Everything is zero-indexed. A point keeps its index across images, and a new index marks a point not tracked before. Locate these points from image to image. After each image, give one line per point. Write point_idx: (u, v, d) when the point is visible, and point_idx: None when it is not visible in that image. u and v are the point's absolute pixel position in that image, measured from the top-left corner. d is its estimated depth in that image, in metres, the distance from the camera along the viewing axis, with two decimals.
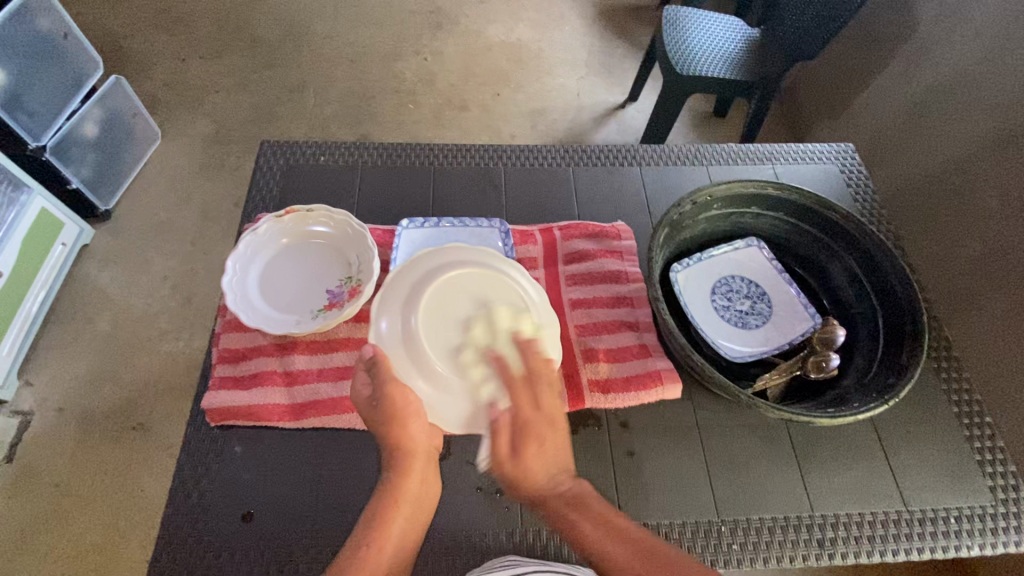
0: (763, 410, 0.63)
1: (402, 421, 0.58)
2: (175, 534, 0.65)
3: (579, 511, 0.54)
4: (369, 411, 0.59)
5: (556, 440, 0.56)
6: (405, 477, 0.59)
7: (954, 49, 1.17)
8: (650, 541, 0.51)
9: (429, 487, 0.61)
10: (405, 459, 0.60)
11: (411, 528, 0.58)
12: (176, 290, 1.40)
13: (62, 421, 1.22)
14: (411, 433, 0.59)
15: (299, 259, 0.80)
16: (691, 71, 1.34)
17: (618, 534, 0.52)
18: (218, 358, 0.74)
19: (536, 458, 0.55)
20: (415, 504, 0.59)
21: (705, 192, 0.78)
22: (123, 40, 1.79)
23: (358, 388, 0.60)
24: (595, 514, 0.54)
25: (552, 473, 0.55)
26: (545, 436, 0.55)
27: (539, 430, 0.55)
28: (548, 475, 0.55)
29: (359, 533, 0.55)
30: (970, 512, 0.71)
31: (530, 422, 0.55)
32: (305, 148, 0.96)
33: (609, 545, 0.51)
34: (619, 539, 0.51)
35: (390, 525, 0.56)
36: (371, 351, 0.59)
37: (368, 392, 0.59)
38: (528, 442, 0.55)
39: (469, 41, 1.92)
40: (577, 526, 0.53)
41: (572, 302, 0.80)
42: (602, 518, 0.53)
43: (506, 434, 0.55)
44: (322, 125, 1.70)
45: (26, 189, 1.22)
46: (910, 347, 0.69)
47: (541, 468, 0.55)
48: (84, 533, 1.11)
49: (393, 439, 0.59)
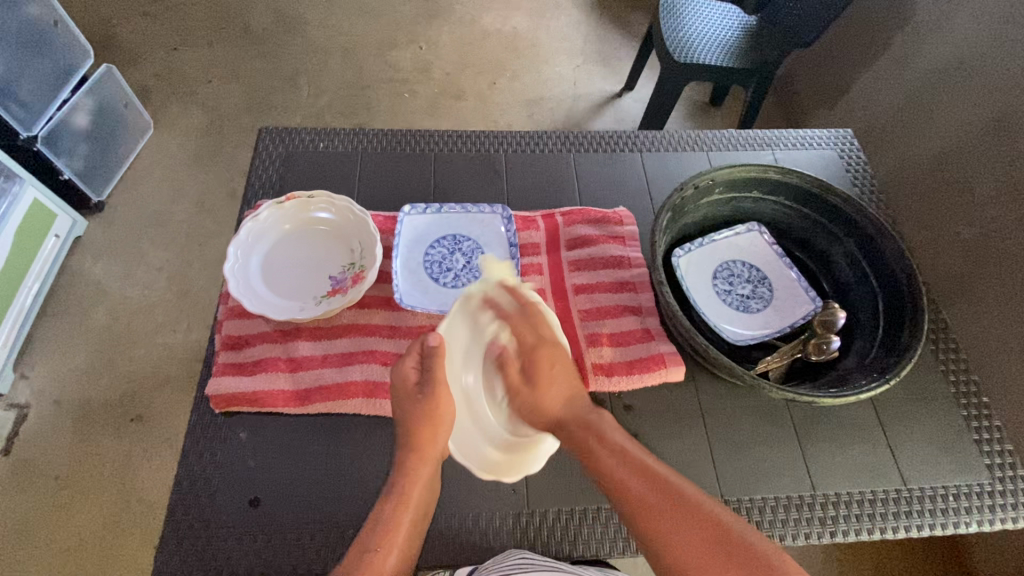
0: (767, 390, 0.64)
1: (433, 424, 0.61)
2: (182, 521, 0.65)
3: (599, 442, 0.57)
4: (408, 401, 0.63)
5: (565, 367, 0.64)
6: (415, 479, 0.60)
7: (950, 36, 1.17)
8: (661, 473, 0.53)
9: (431, 493, 0.61)
10: (420, 461, 0.61)
11: (416, 530, 0.58)
12: (172, 282, 1.39)
13: (60, 413, 1.21)
14: (436, 438, 0.62)
15: (302, 245, 0.79)
16: (688, 58, 1.34)
17: (629, 461, 0.55)
18: (221, 345, 0.74)
19: (547, 386, 0.62)
20: (420, 509, 0.59)
21: (707, 176, 0.78)
22: (112, 28, 1.76)
23: (402, 373, 0.64)
24: (613, 446, 0.57)
25: (567, 394, 0.63)
26: (554, 362, 0.64)
27: (546, 363, 0.63)
28: (562, 398, 0.62)
29: (366, 535, 0.55)
30: (967, 490, 0.72)
31: (534, 354, 0.64)
32: (303, 134, 0.95)
33: (623, 474, 0.54)
34: (631, 468, 0.54)
35: (396, 534, 0.56)
36: (434, 341, 0.62)
37: (416, 378, 0.63)
38: (541, 370, 0.63)
39: (464, 30, 1.90)
40: (597, 455, 0.57)
41: (575, 287, 0.80)
42: (619, 447, 0.57)
43: (516, 373, 0.64)
44: (316, 115, 1.68)
45: (18, 180, 1.20)
46: (911, 329, 0.70)
47: (555, 392, 0.62)
48: (85, 525, 1.11)
49: (415, 437, 0.61)
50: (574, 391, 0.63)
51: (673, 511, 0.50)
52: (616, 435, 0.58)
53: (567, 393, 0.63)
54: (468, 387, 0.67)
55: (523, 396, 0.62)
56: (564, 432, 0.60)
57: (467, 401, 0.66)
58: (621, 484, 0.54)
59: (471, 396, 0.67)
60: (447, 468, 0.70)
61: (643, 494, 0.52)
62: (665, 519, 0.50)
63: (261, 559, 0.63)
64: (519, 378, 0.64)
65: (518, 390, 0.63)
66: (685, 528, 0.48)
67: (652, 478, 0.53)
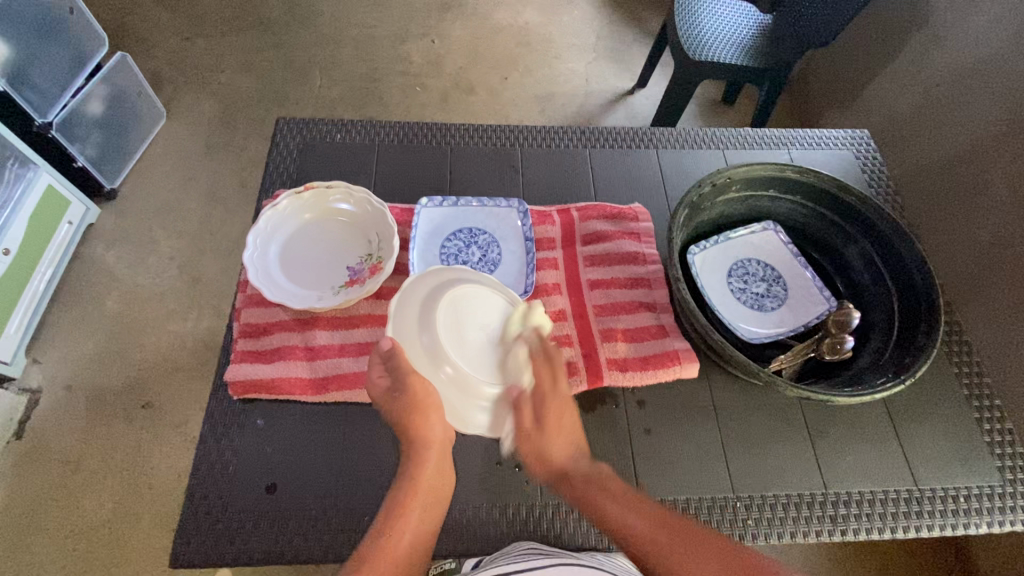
0: (783, 388, 0.64)
1: (421, 412, 0.61)
2: (199, 505, 0.66)
3: (598, 487, 0.60)
4: (390, 404, 0.63)
5: (572, 420, 0.65)
6: (421, 464, 0.62)
7: (969, 37, 1.16)
8: (670, 515, 0.55)
9: (445, 475, 0.64)
10: (423, 448, 0.62)
11: (429, 512, 0.60)
12: (183, 270, 1.40)
13: (71, 398, 1.23)
14: (429, 423, 0.61)
15: (321, 236, 0.80)
16: (702, 55, 1.33)
17: (637, 508, 0.56)
18: (239, 332, 0.74)
19: (556, 436, 0.63)
20: (430, 491, 0.61)
21: (724, 174, 0.78)
22: (127, 17, 1.77)
23: (374, 382, 0.64)
24: (614, 491, 0.59)
25: (572, 447, 0.64)
26: (564, 413, 0.64)
27: (557, 413, 0.63)
28: (568, 450, 0.63)
29: (380, 520, 0.58)
30: (978, 492, 0.72)
31: (550, 402, 0.63)
32: (321, 125, 0.95)
33: (634, 522, 0.55)
34: (642, 515, 0.55)
35: (405, 518, 0.58)
36: (388, 345, 0.61)
37: (386, 383, 0.63)
38: (552, 420, 0.63)
39: (477, 24, 1.90)
40: (599, 502, 0.58)
41: (590, 282, 0.81)
42: (627, 498, 0.58)
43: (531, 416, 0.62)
44: (327, 106, 1.68)
45: (32, 165, 1.21)
46: (926, 329, 0.70)
47: (563, 444, 0.63)
48: (95, 510, 1.12)
49: (409, 427, 0.62)
50: (579, 445, 0.65)
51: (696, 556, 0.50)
52: (613, 481, 0.60)
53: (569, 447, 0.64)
54: (450, 379, 0.59)
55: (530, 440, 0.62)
56: (569, 484, 0.62)
57: (456, 388, 0.59)
58: (623, 527, 0.55)
59: (435, 356, 0.59)
60: (461, 459, 0.71)
61: (665, 542, 0.52)
62: (687, 563, 0.50)
63: (278, 545, 0.64)
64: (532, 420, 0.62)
65: (530, 432, 0.61)
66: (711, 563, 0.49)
67: (669, 524, 0.54)
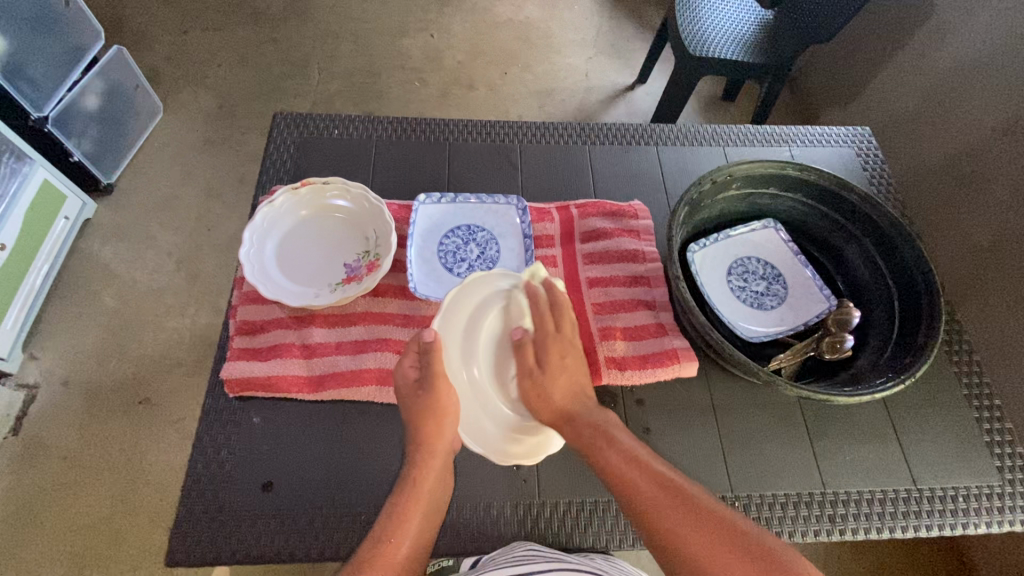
0: (781, 387, 0.63)
1: (438, 418, 0.61)
2: (195, 504, 0.65)
3: (605, 441, 0.58)
4: (412, 400, 0.63)
5: (575, 360, 0.64)
6: (425, 472, 0.61)
7: (970, 36, 1.16)
8: (671, 475, 0.54)
9: (445, 487, 0.63)
10: (429, 455, 0.62)
11: (428, 520, 0.59)
12: (181, 266, 1.39)
13: (68, 394, 1.22)
14: (444, 433, 0.62)
15: (319, 232, 0.79)
16: (702, 51, 1.32)
17: (638, 464, 0.55)
18: (235, 330, 0.74)
19: (558, 378, 0.62)
20: (432, 500, 0.60)
21: (724, 171, 0.77)
22: (124, 11, 1.75)
23: (404, 372, 0.64)
24: (620, 445, 0.58)
25: (571, 388, 0.63)
26: (567, 353, 0.64)
27: (559, 353, 0.63)
28: (569, 389, 0.63)
29: (380, 526, 0.56)
30: (977, 491, 0.72)
31: (550, 343, 0.63)
32: (318, 121, 0.95)
33: (633, 476, 0.54)
34: (642, 470, 0.55)
35: (408, 523, 0.56)
36: (431, 336, 0.62)
37: (417, 375, 0.63)
38: (553, 361, 0.63)
39: (477, 19, 1.89)
40: (603, 455, 0.58)
41: (589, 280, 0.80)
42: (628, 449, 0.57)
43: (532, 358, 0.62)
44: (325, 101, 1.67)
45: (28, 160, 1.20)
46: (927, 329, 0.69)
47: (564, 380, 0.62)
48: (92, 506, 1.12)
49: (422, 433, 0.62)
50: (580, 387, 0.64)
51: (686, 518, 0.50)
52: (621, 435, 0.59)
53: (571, 390, 0.63)
54: (472, 383, 0.64)
55: (533, 384, 0.61)
56: (571, 426, 0.60)
57: (475, 397, 0.64)
58: (623, 482, 0.55)
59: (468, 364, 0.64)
60: (458, 457, 0.70)
61: (660, 500, 0.52)
62: (679, 523, 0.50)
63: (274, 543, 0.64)
64: (533, 363, 0.62)
65: (533, 375, 0.62)
66: (698, 526, 0.49)
67: (665, 482, 0.53)
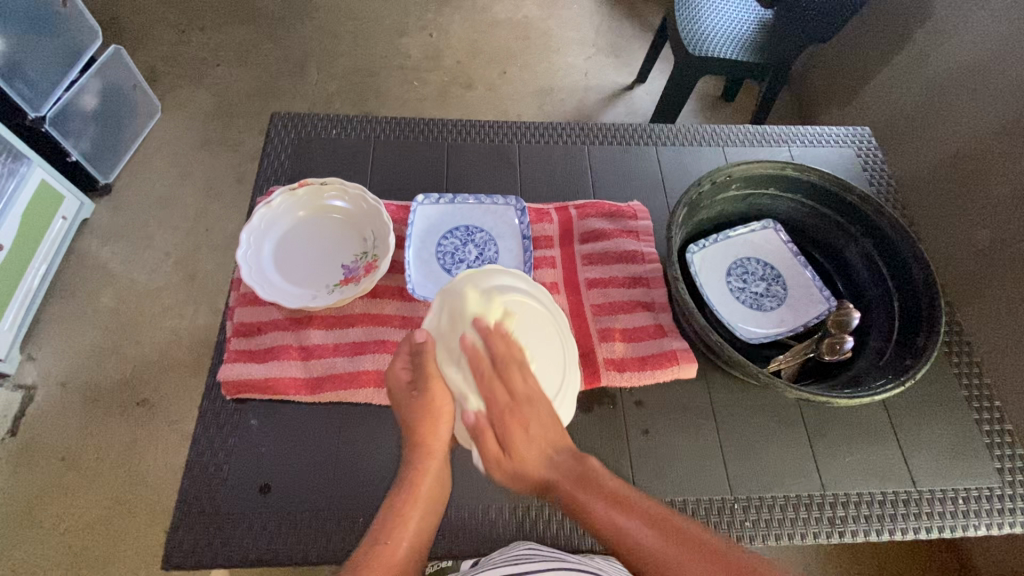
0: (781, 389, 0.63)
1: (432, 419, 0.61)
2: (192, 507, 0.65)
3: (587, 486, 0.58)
4: (406, 400, 0.62)
5: (541, 425, 0.60)
6: (423, 473, 0.61)
7: (969, 37, 1.16)
8: (660, 514, 0.54)
9: (444, 485, 0.63)
10: (427, 455, 0.61)
11: (427, 518, 0.59)
12: (179, 267, 1.39)
13: (66, 395, 1.22)
14: (438, 431, 0.62)
15: (316, 233, 0.79)
16: (702, 50, 1.32)
17: (625, 508, 0.55)
18: (232, 331, 0.74)
19: (528, 451, 0.59)
20: (430, 499, 0.60)
21: (724, 171, 0.77)
22: (122, 10, 1.75)
23: (396, 373, 0.63)
24: (602, 488, 0.57)
25: (545, 452, 0.60)
26: (530, 421, 0.59)
27: (519, 426, 0.59)
28: (542, 458, 0.60)
29: (377, 529, 0.57)
30: (977, 493, 0.72)
31: (508, 416, 0.58)
32: (317, 121, 0.94)
33: (622, 521, 0.54)
34: (630, 514, 0.55)
35: (405, 525, 0.57)
36: (422, 338, 0.61)
37: (408, 376, 0.63)
38: (515, 439, 0.59)
39: (476, 18, 1.88)
40: (587, 502, 0.57)
41: (588, 282, 0.80)
42: (611, 491, 0.57)
43: (495, 443, 0.59)
44: (324, 101, 1.67)
45: (25, 160, 1.20)
46: (927, 331, 0.69)
47: (533, 454, 0.59)
48: (90, 507, 1.12)
49: (417, 433, 0.61)
50: (552, 445, 0.60)
51: (689, 560, 0.50)
52: (603, 475, 0.59)
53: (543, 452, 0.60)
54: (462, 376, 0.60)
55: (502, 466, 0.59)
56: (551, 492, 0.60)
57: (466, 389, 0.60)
58: (613, 528, 0.54)
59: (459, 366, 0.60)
60: (456, 459, 0.70)
61: (661, 552, 0.51)
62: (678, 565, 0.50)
63: (272, 545, 0.64)
64: (496, 447, 0.59)
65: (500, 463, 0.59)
66: (703, 568, 0.49)
67: (662, 527, 0.53)
